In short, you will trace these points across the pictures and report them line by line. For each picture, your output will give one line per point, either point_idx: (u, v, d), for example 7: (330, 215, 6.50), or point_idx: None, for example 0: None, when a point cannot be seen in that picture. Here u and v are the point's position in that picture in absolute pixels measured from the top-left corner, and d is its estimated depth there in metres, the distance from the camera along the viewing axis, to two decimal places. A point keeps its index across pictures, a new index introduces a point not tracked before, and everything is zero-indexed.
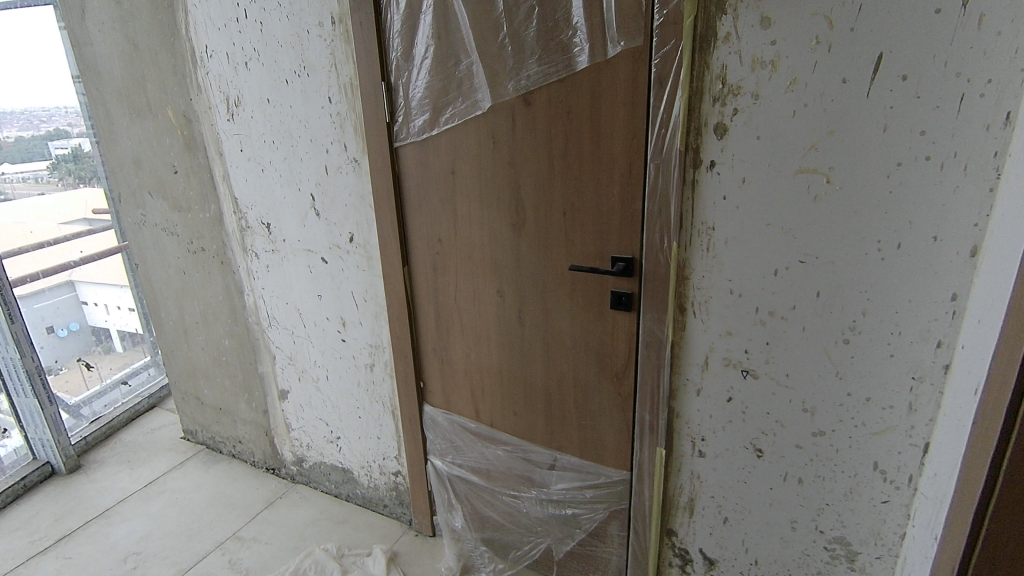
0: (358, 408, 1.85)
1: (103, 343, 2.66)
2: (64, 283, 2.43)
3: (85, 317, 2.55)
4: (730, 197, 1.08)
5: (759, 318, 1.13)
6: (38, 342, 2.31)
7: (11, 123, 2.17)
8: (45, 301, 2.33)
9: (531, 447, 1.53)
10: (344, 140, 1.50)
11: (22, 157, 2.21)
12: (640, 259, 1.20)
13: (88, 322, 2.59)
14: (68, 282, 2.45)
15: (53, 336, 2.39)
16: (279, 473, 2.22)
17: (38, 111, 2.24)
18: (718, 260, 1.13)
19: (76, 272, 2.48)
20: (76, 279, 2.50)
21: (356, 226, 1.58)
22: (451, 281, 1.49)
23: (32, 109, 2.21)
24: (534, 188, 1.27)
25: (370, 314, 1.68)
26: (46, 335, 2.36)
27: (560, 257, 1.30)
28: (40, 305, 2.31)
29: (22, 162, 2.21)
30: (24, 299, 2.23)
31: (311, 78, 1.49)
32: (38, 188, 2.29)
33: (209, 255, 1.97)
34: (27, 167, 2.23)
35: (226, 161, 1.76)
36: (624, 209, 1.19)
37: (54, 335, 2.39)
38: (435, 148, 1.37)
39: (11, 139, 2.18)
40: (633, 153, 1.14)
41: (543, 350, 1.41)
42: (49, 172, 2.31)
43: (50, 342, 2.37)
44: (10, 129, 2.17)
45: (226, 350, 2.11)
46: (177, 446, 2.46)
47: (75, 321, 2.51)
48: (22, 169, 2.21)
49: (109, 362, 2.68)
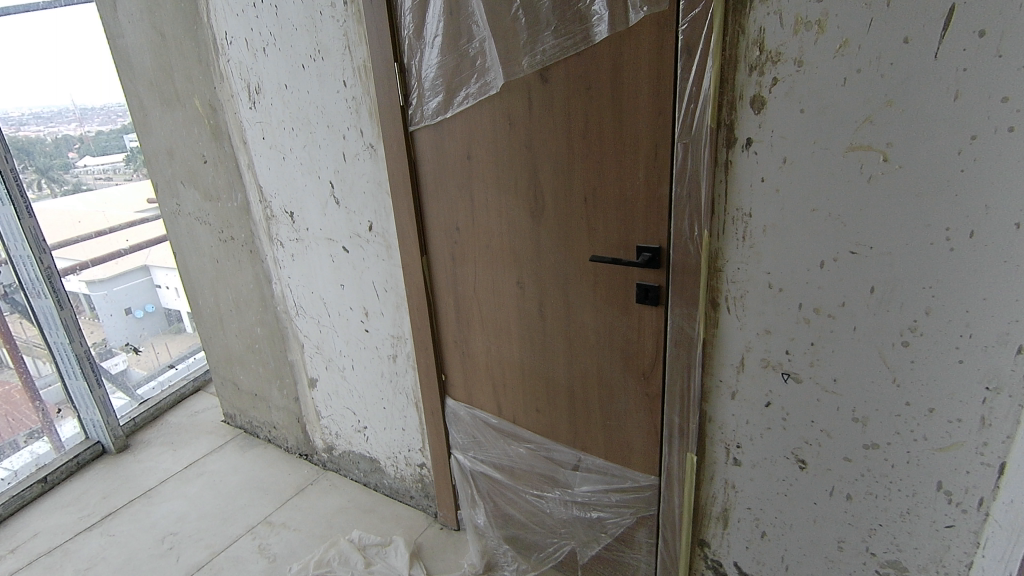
0: (383, 398, 1.83)
1: (176, 325, 2.77)
2: (139, 267, 2.57)
3: (159, 299, 2.68)
4: (769, 179, 0.95)
5: (801, 317, 1.00)
6: (116, 322, 2.49)
7: (91, 120, 2.23)
8: (123, 284, 2.49)
9: (554, 446, 1.46)
10: (360, 125, 1.45)
11: (100, 150, 2.30)
12: (668, 248, 1.09)
13: (162, 305, 2.70)
14: (144, 265, 2.59)
15: (130, 316, 2.56)
16: (311, 459, 2.24)
17: (117, 107, 2.24)
18: (756, 251, 1.00)
19: (152, 254, 2.63)
20: (152, 263, 2.64)
21: (375, 214, 1.53)
22: (469, 272, 1.42)
23: (110, 105, 2.23)
24: (553, 174, 1.18)
25: (391, 305, 1.63)
26: (125, 316, 2.53)
27: (582, 247, 1.20)
28: (118, 288, 2.47)
29: (101, 155, 2.31)
30: (102, 282, 2.41)
31: (326, 62, 1.43)
32: (120, 178, 2.38)
33: (238, 244, 1.97)
34: (106, 159, 2.32)
35: (250, 150, 1.74)
36: (649, 194, 1.07)
37: (132, 316, 2.57)
38: (450, 131, 1.29)
39: (91, 134, 2.25)
40: (657, 132, 1.02)
41: (566, 345, 1.32)
42: (127, 164, 2.36)
43: (128, 322, 2.55)
44: (90, 124, 2.23)
45: (258, 337, 2.13)
46: (217, 429, 2.53)
47: (149, 302, 2.65)
48: (101, 160, 2.31)
49: (175, 344, 2.82)
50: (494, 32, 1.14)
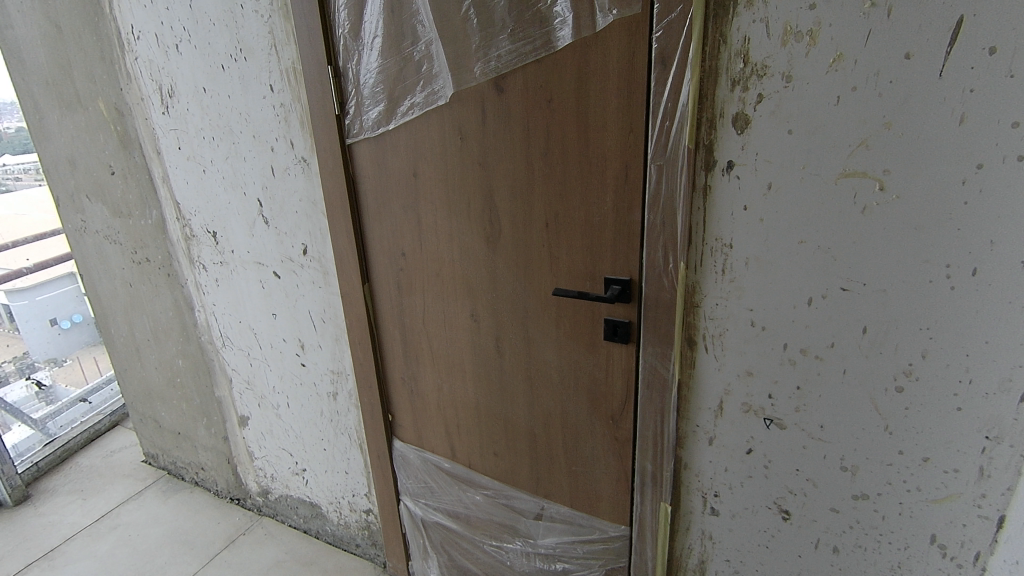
0: (323, 439, 1.64)
1: None
2: (66, 275, 2.29)
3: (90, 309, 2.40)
4: (752, 207, 0.85)
5: (786, 358, 0.91)
6: (34, 335, 2.23)
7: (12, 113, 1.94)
8: (47, 293, 2.22)
9: (514, 492, 1.32)
10: (290, 137, 1.27)
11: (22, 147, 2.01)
12: (639, 280, 0.98)
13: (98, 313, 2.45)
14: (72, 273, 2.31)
15: (55, 328, 2.30)
16: (245, 504, 2.01)
17: None
18: (737, 285, 0.90)
19: None
20: None
21: (309, 236, 1.36)
22: (416, 303, 1.27)
23: None
24: (510, 196, 1.05)
25: (330, 337, 1.45)
26: (49, 328, 2.27)
27: (543, 277, 1.07)
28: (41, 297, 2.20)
29: (21, 154, 2.01)
30: (23, 291, 2.14)
31: (249, 63, 1.26)
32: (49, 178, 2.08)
33: (154, 267, 1.75)
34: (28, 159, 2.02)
35: (165, 161, 1.53)
36: (618, 220, 0.96)
37: (56, 327, 2.30)
38: (393, 146, 1.14)
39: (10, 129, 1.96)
40: (627, 152, 0.91)
41: (526, 384, 1.19)
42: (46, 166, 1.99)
43: (50, 335, 2.28)
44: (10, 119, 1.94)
45: (181, 371, 1.90)
46: (136, 471, 2.26)
47: (80, 313, 2.38)
48: (22, 160, 2.02)
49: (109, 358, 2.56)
50: (442, 35, 1.00)
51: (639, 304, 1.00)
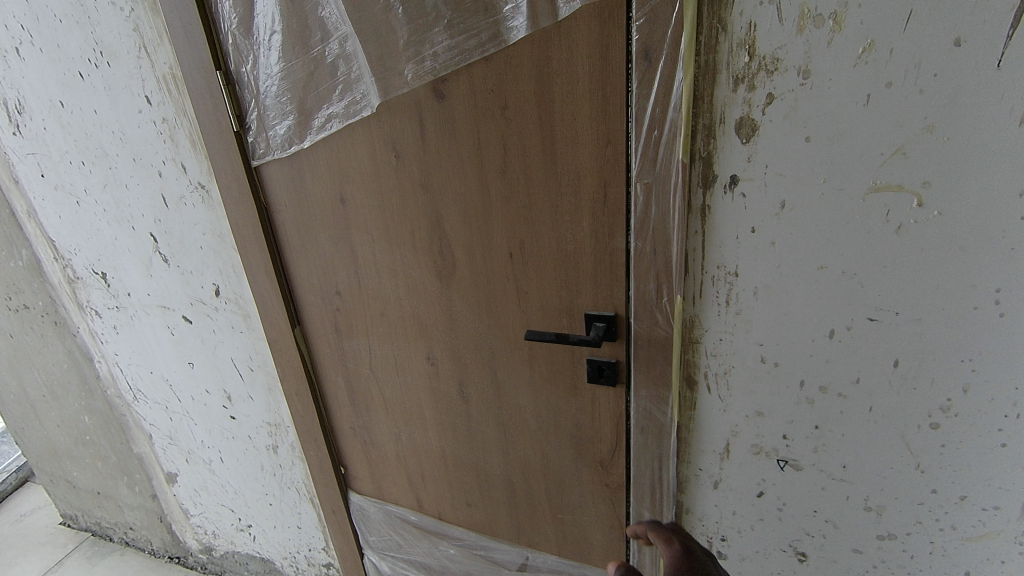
0: (267, 494, 1.44)
1: None
2: None
3: None
4: (761, 230, 0.70)
5: (803, 396, 0.78)
6: None
7: None
8: None
9: (494, 542, 1.18)
10: (180, 158, 1.02)
11: None
12: (627, 316, 0.83)
13: None
14: None
15: None
16: (186, 562, 1.79)
17: None
18: (744, 318, 0.76)
19: None
20: None
21: (220, 275, 1.12)
22: (360, 347, 1.07)
23: None
24: (463, 223, 0.86)
25: (261, 386, 1.24)
26: None
27: (512, 315, 0.90)
28: None
29: None
30: None
31: (113, 68, 0.99)
32: None
33: (36, 314, 1.45)
34: None
35: (26, 191, 1.24)
36: (598, 249, 0.80)
37: None
38: (312, 166, 0.92)
39: None
40: (605, 168, 0.74)
41: (500, 431, 1.03)
42: None
43: None
44: None
45: (89, 428, 1.63)
46: (53, 536, 1.97)
47: None
48: None
49: None
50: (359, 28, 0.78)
51: (628, 341, 0.85)
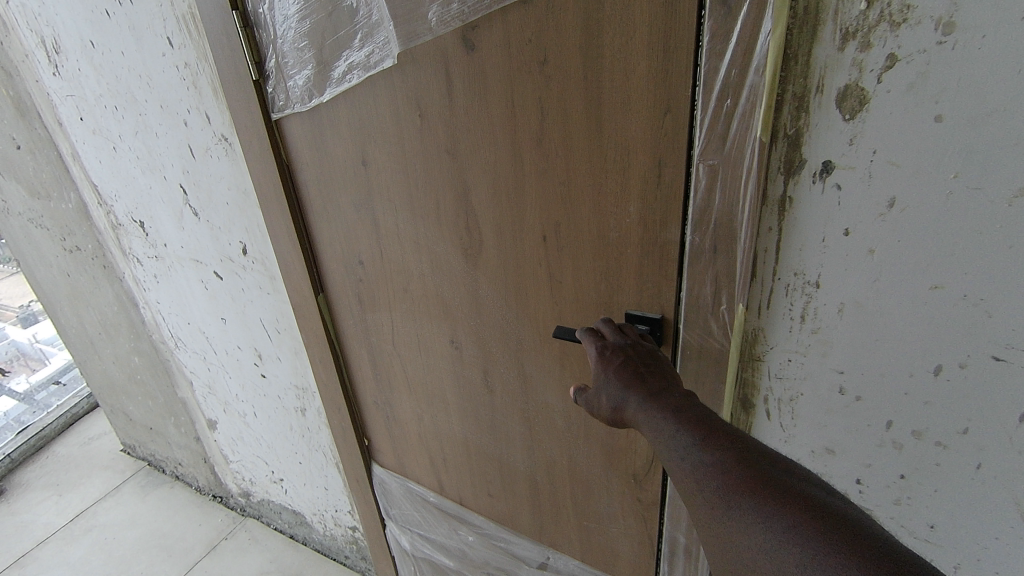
0: (297, 453, 1.43)
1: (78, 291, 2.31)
2: None
3: None
4: (858, 234, 0.55)
5: (887, 438, 0.64)
6: None
7: None
8: None
9: (513, 536, 1.11)
10: (204, 108, 0.96)
11: None
12: (675, 320, 0.70)
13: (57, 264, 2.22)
14: None
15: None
16: (228, 502, 1.86)
17: None
18: (821, 339, 0.62)
19: None
20: None
21: (246, 233, 1.07)
22: (383, 321, 1.00)
23: None
24: (492, 198, 0.75)
25: (289, 349, 1.20)
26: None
27: (542, 306, 0.79)
28: None
29: None
30: None
31: (136, 6, 0.92)
32: None
33: (88, 256, 1.48)
34: None
35: (69, 135, 1.22)
36: (646, 240, 0.66)
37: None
38: (332, 123, 0.83)
39: None
40: (661, 142, 0.60)
41: (524, 427, 0.94)
42: None
43: None
44: None
45: (139, 368, 1.68)
46: (115, 462, 2.10)
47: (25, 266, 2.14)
48: None
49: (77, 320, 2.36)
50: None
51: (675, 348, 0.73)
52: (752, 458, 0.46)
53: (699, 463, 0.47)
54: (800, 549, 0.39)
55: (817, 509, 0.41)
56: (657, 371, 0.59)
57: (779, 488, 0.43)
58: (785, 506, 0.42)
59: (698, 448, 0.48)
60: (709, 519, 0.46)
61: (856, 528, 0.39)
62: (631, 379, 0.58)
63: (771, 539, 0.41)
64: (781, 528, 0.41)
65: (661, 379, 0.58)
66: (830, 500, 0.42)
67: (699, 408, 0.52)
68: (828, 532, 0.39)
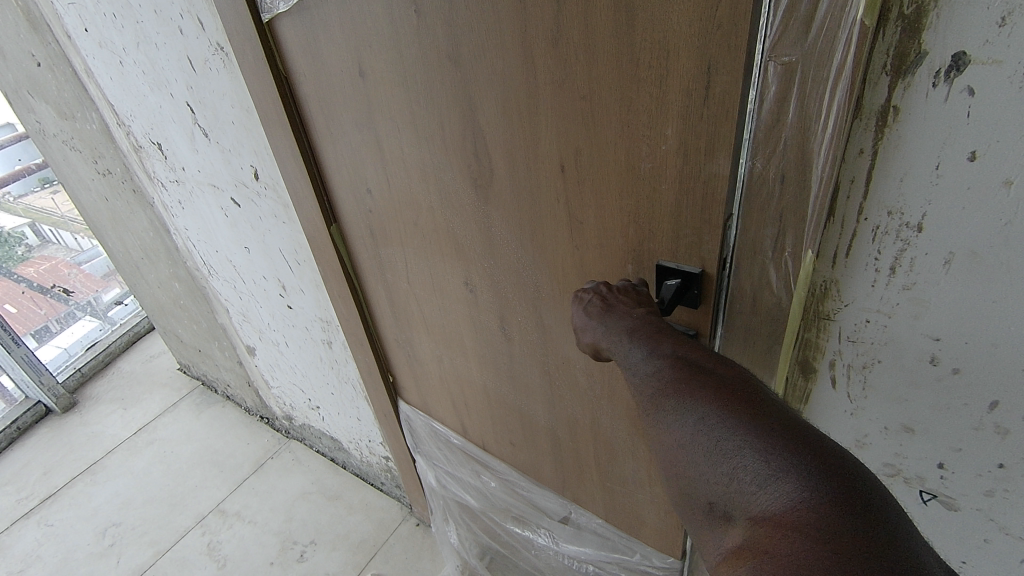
0: (329, 383, 1.42)
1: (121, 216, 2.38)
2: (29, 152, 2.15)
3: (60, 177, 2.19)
4: (990, 159, 0.40)
5: (990, 423, 0.50)
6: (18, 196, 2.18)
7: None
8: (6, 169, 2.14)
9: (537, 487, 1.06)
10: (196, 12, 0.85)
11: None
12: (721, 269, 0.56)
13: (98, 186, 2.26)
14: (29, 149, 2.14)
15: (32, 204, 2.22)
16: (273, 424, 1.92)
17: None
18: (916, 298, 0.48)
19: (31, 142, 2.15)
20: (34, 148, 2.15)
21: (256, 157, 0.99)
22: (396, 257, 0.91)
23: None
24: (501, 118, 0.62)
25: (310, 282, 1.15)
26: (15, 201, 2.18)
27: (563, 248, 0.67)
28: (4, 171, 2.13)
29: None
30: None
31: None
32: None
33: (119, 181, 1.45)
34: None
35: (79, 49, 1.15)
36: (687, 173, 0.52)
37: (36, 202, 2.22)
38: (322, 26, 0.71)
39: None
40: (711, 40, 0.44)
41: (545, 380, 0.85)
42: None
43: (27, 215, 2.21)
44: None
45: (180, 293, 1.69)
46: (173, 380, 2.20)
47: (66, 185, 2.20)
48: None
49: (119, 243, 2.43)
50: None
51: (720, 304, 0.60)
52: (707, 363, 0.44)
53: (653, 369, 0.45)
54: (738, 448, 0.38)
55: (762, 418, 0.38)
56: (636, 298, 0.55)
57: (727, 388, 0.41)
58: (730, 417, 0.39)
59: (653, 355, 0.46)
60: (653, 423, 0.44)
61: (797, 438, 0.37)
62: (601, 303, 0.55)
63: (711, 441, 0.39)
64: (722, 428, 0.39)
65: (630, 299, 0.55)
66: (776, 399, 0.40)
67: (659, 320, 0.50)
68: (766, 431, 0.37)
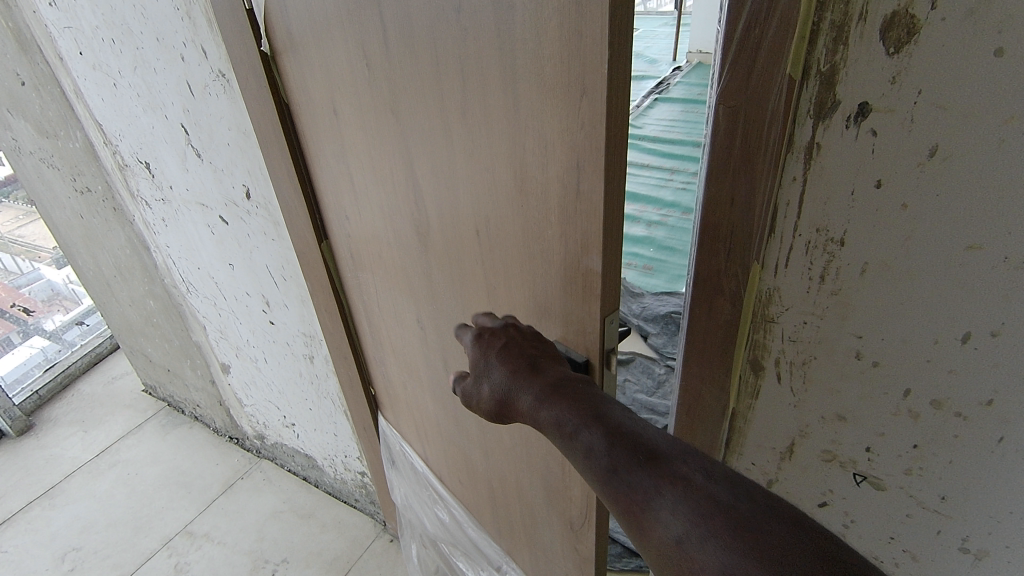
0: (307, 399, 1.45)
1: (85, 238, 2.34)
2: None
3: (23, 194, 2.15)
4: (892, 186, 0.50)
5: (906, 408, 0.60)
6: None
7: None
8: None
9: (482, 533, 1.11)
10: (200, 41, 0.91)
11: None
12: (602, 365, 0.62)
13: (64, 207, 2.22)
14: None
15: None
16: (243, 444, 1.90)
17: None
18: (843, 302, 0.57)
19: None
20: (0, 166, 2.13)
21: (249, 177, 1.04)
22: (371, 281, 0.97)
23: None
24: (432, 174, 0.69)
25: (295, 297, 1.19)
26: None
27: (484, 306, 0.74)
28: None
29: None
30: None
31: None
32: None
33: (98, 198, 1.47)
34: None
35: (71, 70, 1.19)
36: (569, 259, 0.58)
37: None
38: (312, 64, 0.77)
39: None
40: (579, 139, 0.51)
41: (479, 426, 0.90)
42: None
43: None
44: None
45: (154, 311, 1.70)
46: (137, 402, 2.17)
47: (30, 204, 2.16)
48: None
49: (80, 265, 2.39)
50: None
51: (609, 390, 0.66)
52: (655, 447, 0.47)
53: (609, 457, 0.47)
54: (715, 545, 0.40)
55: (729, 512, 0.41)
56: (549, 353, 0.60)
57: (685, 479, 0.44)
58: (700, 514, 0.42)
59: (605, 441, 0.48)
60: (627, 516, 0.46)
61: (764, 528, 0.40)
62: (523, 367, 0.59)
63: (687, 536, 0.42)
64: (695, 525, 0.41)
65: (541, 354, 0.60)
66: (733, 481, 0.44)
67: (595, 393, 0.53)
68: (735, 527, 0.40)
